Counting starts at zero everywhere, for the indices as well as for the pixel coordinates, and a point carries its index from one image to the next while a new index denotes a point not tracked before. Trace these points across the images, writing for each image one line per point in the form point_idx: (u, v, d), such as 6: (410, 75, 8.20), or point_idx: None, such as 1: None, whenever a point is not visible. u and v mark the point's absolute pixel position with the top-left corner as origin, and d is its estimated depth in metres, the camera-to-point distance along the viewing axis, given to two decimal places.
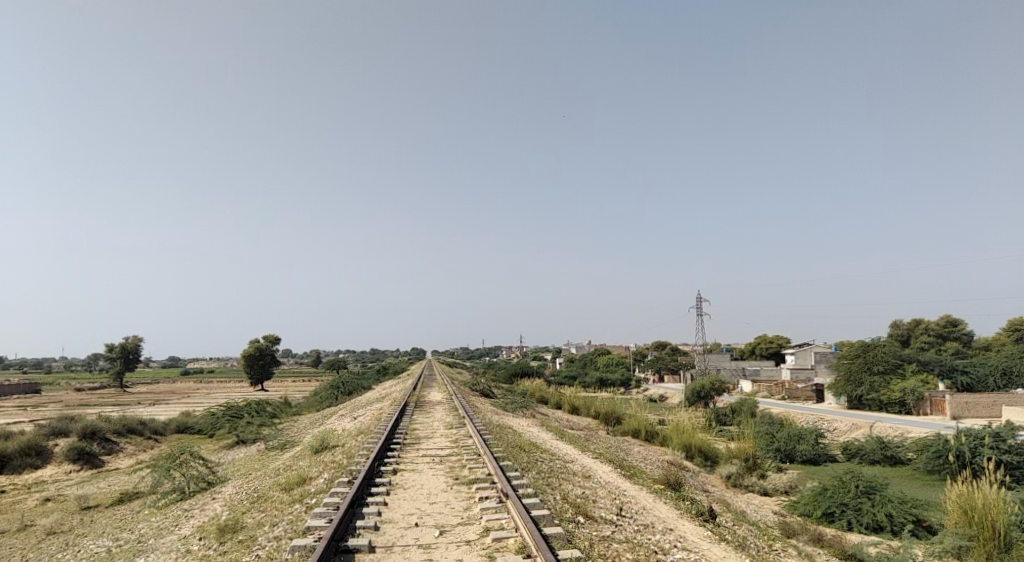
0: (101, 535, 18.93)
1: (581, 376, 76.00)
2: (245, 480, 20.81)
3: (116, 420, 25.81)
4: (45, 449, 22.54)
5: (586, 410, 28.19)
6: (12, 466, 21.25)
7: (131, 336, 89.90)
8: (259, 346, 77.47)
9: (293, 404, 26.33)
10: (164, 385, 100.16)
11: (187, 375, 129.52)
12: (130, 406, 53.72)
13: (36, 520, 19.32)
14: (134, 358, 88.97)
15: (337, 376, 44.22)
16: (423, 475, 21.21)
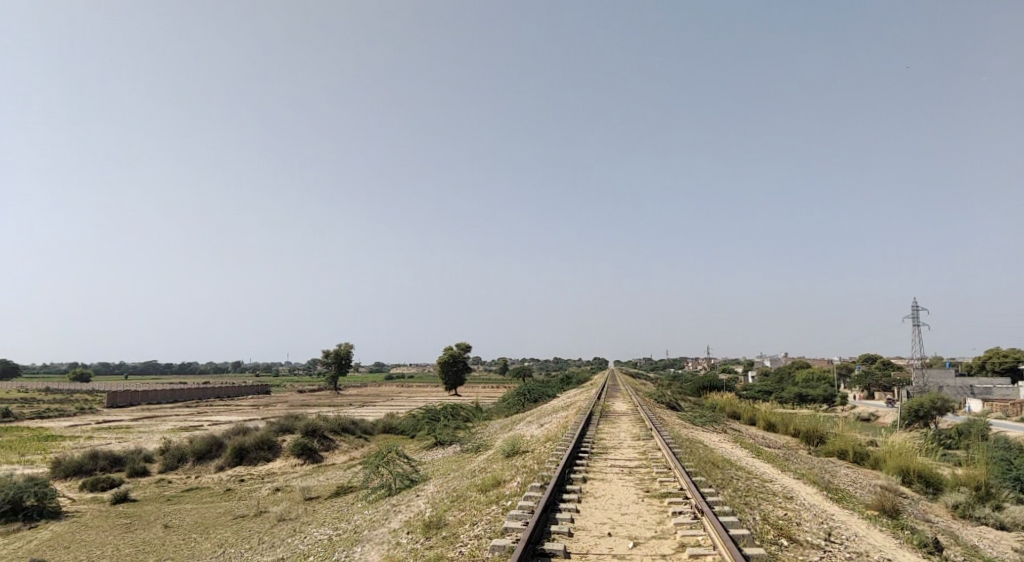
0: (322, 525, 20.80)
1: (776, 391, 72.27)
2: (445, 479, 22.02)
3: (332, 419, 28.50)
4: (276, 443, 25.56)
5: (783, 427, 26.89)
6: (250, 458, 24.51)
7: (343, 343, 99.86)
8: (453, 354, 81.70)
9: (484, 409, 27.58)
10: (370, 388, 110.20)
11: (391, 379, 143.64)
12: (343, 407, 59.74)
13: (269, 507, 21.62)
14: (347, 363, 99.02)
15: (527, 383, 46.04)
16: (613, 485, 21.05)
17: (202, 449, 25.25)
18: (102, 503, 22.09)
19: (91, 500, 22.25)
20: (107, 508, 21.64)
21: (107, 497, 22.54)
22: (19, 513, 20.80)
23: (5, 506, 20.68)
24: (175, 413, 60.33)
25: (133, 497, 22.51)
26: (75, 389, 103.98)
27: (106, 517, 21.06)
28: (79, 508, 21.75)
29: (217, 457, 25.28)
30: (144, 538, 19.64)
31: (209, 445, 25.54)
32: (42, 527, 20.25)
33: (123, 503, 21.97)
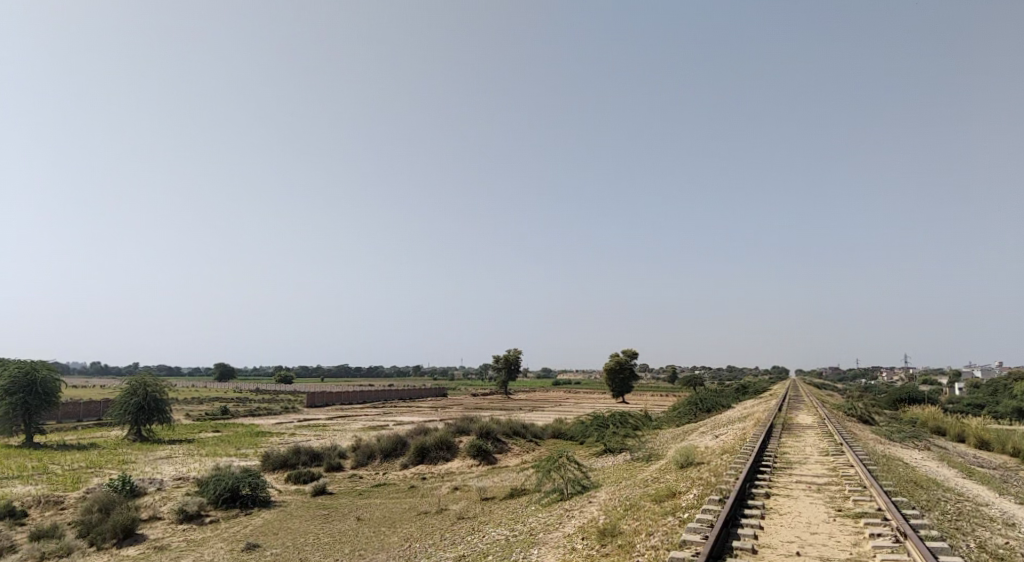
0: (499, 525, 21.12)
1: (993, 406, 64.58)
2: (617, 488, 21.87)
3: (505, 424, 32.05)
4: (453, 444, 28.80)
5: (1000, 446, 24.11)
6: (431, 456, 27.82)
7: (512, 349, 104.89)
8: (620, 361, 82.53)
9: (651, 419, 29.92)
10: (539, 393, 114.30)
11: (557, 385, 148.14)
12: (514, 411, 62.48)
13: (450, 505, 22.92)
14: (516, 368, 103.71)
15: (704, 392, 45.69)
16: (800, 502, 19.69)
17: (388, 447, 28.77)
18: (304, 494, 24.67)
19: (295, 492, 24.94)
20: (308, 500, 24.03)
21: (308, 490, 25.18)
22: (237, 500, 23.54)
23: (226, 493, 23.49)
24: (362, 413, 66.31)
25: (329, 491, 25.03)
26: (280, 390, 118.01)
27: (306, 508, 23.26)
28: (286, 499, 24.35)
29: (400, 455, 28.65)
30: (340, 529, 21.28)
31: (395, 443, 29.01)
32: (256, 515, 22.71)
33: (321, 495, 24.38)
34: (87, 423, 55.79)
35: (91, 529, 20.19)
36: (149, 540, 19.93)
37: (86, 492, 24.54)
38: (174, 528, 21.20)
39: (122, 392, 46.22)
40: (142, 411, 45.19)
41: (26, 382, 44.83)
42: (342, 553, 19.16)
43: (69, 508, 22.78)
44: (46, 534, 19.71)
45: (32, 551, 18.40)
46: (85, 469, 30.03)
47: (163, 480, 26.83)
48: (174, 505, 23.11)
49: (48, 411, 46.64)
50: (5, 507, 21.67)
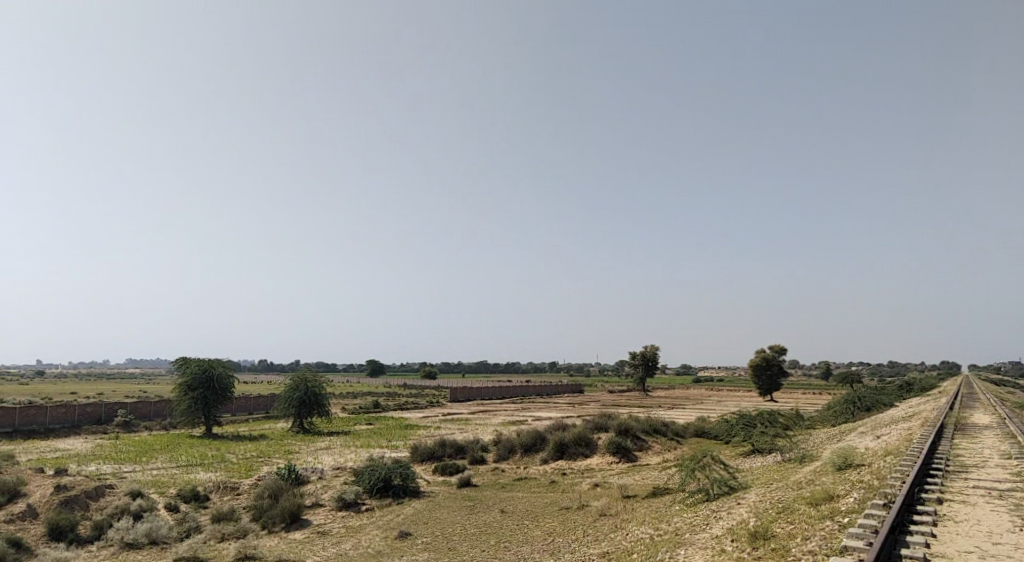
0: (643, 523, 20.52)
1: None
2: (767, 490, 20.45)
3: (644, 422, 31.31)
4: (592, 440, 28.63)
5: None
6: (570, 452, 27.90)
7: (649, 345, 102.52)
8: (767, 356, 77.73)
9: (803, 418, 27.80)
10: (678, 391, 110.64)
11: (698, 382, 142.62)
12: (652, 409, 61.04)
13: (590, 502, 22.79)
14: (654, 365, 101.25)
15: (866, 391, 41.68)
16: (978, 508, 17.11)
17: (528, 442, 29.23)
18: (450, 486, 25.77)
19: (442, 483, 26.12)
20: (455, 491, 25.06)
21: (453, 482, 26.25)
22: (389, 490, 25.09)
23: (379, 482, 25.14)
24: (501, 408, 68.19)
25: (473, 483, 25.96)
26: (428, 386, 124.94)
27: (453, 499, 24.28)
28: (433, 489, 25.60)
29: (539, 450, 29.00)
30: (486, 520, 21.94)
31: (534, 438, 29.40)
32: (406, 504, 24.06)
33: (467, 487, 25.35)
34: (259, 416, 62.62)
35: (263, 514, 22.47)
36: (313, 525, 21.84)
37: (258, 479, 27.41)
38: (333, 514, 23.04)
39: (285, 387, 51.28)
40: (303, 404, 49.82)
41: (205, 378, 51.30)
42: (488, 544, 19.71)
43: (244, 494, 25.57)
44: (225, 517, 22.21)
45: (216, 532, 20.81)
46: (257, 458, 33.64)
47: (323, 469, 29.32)
48: (333, 493, 25.12)
49: (225, 404, 52.89)
50: (192, 491, 24.78)
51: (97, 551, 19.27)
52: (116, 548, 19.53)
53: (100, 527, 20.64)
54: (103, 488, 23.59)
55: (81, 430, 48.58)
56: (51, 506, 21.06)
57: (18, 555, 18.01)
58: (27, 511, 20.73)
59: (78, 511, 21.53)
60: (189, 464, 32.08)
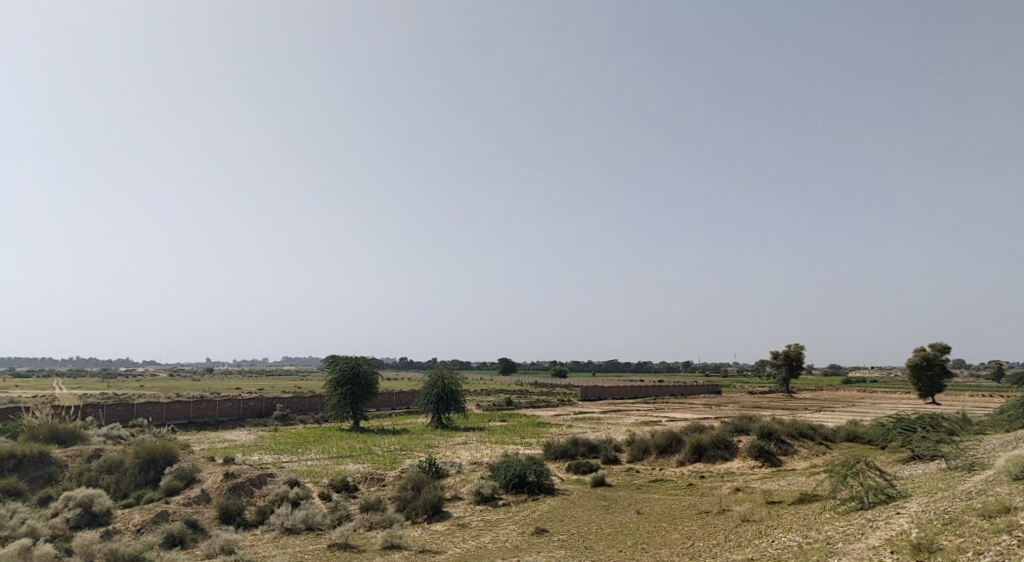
0: (790, 531, 19.00)
1: None
2: (931, 499, 18.21)
3: (788, 425, 29.23)
4: (732, 443, 27.21)
5: None
6: (708, 455, 26.68)
7: (792, 345, 95.72)
8: (928, 356, 69.55)
9: (973, 423, 24.65)
10: (827, 393, 102.28)
11: (850, 384, 130.98)
12: (796, 411, 56.96)
13: (733, 507, 21.59)
14: (798, 365, 94.36)
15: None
16: None
17: (663, 443, 28.37)
18: (585, 485, 25.67)
19: (576, 482, 26.11)
20: (590, 490, 24.90)
21: (587, 481, 26.13)
22: (525, 486, 25.46)
23: (515, 478, 25.57)
24: (633, 408, 66.92)
25: (607, 483, 25.69)
26: (560, 384, 125.87)
27: (588, 498, 24.14)
28: (568, 488, 25.64)
29: (676, 451, 28.04)
30: (622, 520, 21.60)
31: (670, 440, 28.48)
32: (542, 501, 24.30)
33: (601, 487, 25.12)
34: (401, 411, 66.41)
35: (407, 504, 23.70)
36: (453, 518, 22.71)
37: (400, 472, 28.96)
38: (472, 508, 23.79)
39: (424, 384, 53.87)
40: (441, 401, 52.05)
41: (353, 375, 55.25)
42: (625, 545, 19.37)
43: (388, 485, 27.16)
44: (373, 506, 23.71)
45: (364, 520, 22.29)
46: (400, 451, 35.63)
47: (461, 463, 30.42)
48: (471, 487, 25.92)
49: (371, 400, 56.57)
50: (342, 481, 26.71)
51: (261, 534, 21.37)
52: (278, 531, 21.58)
53: (264, 513, 22.92)
54: (265, 476, 26.05)
55: (249, 423, 54.17)
56: (222, 492, 23.65)
57: (196, 535, 20.71)
58: (202, 495, 23.48)
59: (245, 497, 23.98)
60: (339, 455, 34.65)
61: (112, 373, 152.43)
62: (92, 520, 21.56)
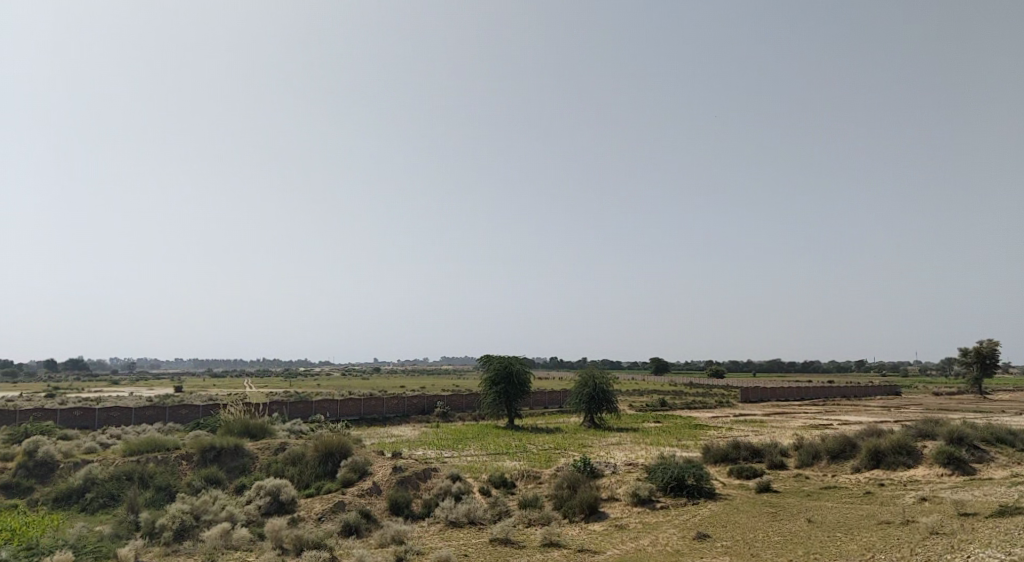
0: (988, 546, 16.31)
1: None
2: None
3: (985, 430, 25.52)
4: (916, 449, 24.26)
5: None
6: (887, 462, 23.98)
7: (986, 339, 82.95)
8: None
9: None
10: None
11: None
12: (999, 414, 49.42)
13: (918, 518, 19.15)
14: (993, 362, 81.45)
15: None
16: None
17: (835, 448, 25.98)
18: (749, 490, 24.21)
19: (739, 486, 24.73)
20: (754, 496, 23.43)
21: (751, 486, 24.63)
22: (683, 489, 24.53)
23: (672, 482, 24.74)
24: (803, 410, 62.05)
25: (775, 489, 23.99)
26: (720, 384, 120.30)
27: (753, 504, 22.74)
28: (730, 492, 24.34)
29: (852, 457, 25.53)
30: (790, 529, 20.03)
31: (843, 445, 26.05)
32: (703, 505, 23.29)
33: (767, 492, 23.56)
34: (555, 410, 67.38)
35: (563, 503, 23.91)
36: (611, 519, 22.51)
37: (556, 470, 29.31)
38: (630, 509, 23.43)
39: (576, 384, 54.11)
40: (593, 400, 51.88)
41: (507, 373, 56.94)
42: (796, 554, 17.97)
43: (544, 482, 27.62)
44: (531, 503, 24.27)
45: (523, 516, 22.90)
46: (555, 449, 36.10)
47: (616, 464, 30.06)
48: (628, 488, 25.53)
49: (525, 398, 57.90)
50: (500, 478, 27.60)
51: (428, 526, 22.70)
52: (442, 524, 22.78)
53: (429, 505, 24.33)
54: (430, 470, 27.70)
55: (412, 419, 57.97)
56: (391, 484, 25.51)
57: (369, 524, 22.58)
58: (374, 487, 25.50)
59: (411, 490, 25.66)
60: (496, 452, 35.86)
61: (299, 373, 170.62)
62: (280, 508, 24.28)
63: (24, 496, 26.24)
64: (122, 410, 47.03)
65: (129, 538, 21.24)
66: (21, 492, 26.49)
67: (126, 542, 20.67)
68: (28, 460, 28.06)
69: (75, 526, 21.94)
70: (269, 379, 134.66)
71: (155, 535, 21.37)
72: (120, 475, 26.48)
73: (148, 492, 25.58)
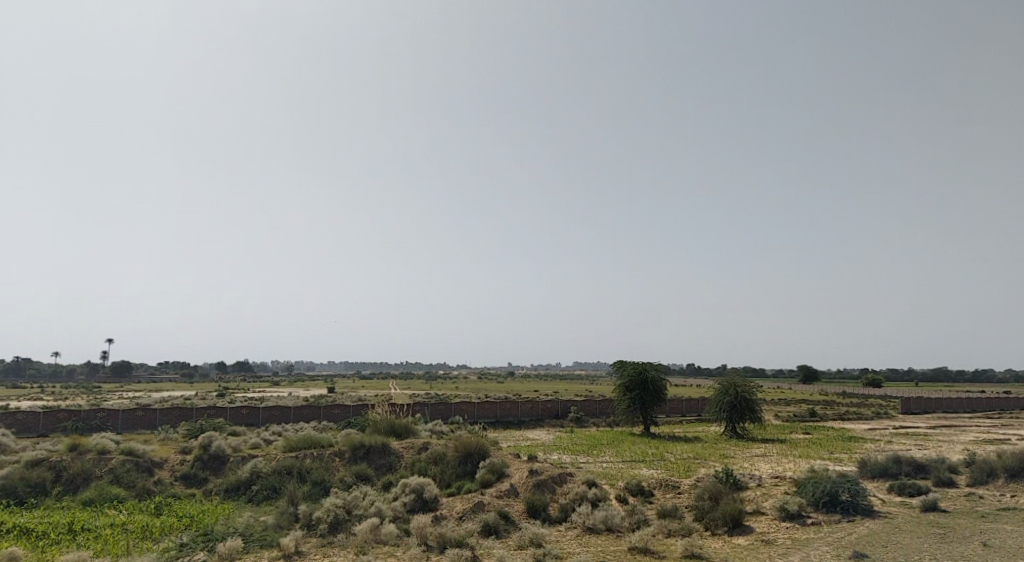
0: None
1: None
2: None
3: None
4: None
5: None
6: None
7: None
8: None
9: None
10: None
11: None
12: None
13: None
14: None
15: None
16: None
17: (1013, 466, 24.43)
18: (911, 508, 22.73)
19: (899, 504, 23.17)
20: (918, 514, 21.94)
21: (914, 504, 23.12)
22: (837, 505, 23.00)
23: (825, 496, 23.26)
24: (972, 424, 56.28)
25: (942, 509, 22.35)
26: (871, 393, 111.80)
27: (918, 524, 20.97)
28: (890, 510, 22.77)
29: None
30: (965, 553, 18.17)
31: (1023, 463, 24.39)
32: (859, 522, 21.69)
33: (934, 511, 21.92)
34: (692, 418, 65.63)
35: (705, 514, 23.10)
36: (757, 533, 21.44)
37: (696, 480, 28.37)
38: (778, 524, 22.15)
39: (716, 392, 52.81)
40: (734, 409, 50.11)
41: (641, 380, 56.16)
42: None
43: (684, 493, 26.80)
44: (671, 514, 23.60)
45: (663, 526, 22.32)
46: (694, 459, 35.07)
47: (761, 476, 28.70)
48: (775, 502, 24.17)
49: (661, 405, 56.76)
50: (638, 485, 27.17)
51: (565, 531, 22.66)
52: (581, 529, 22.70)
53: (566, 510, 24.24)
54: (565, 475, 27.73)
55: (548, 423, 58.40)
56: (528, 487, 25.85)
57: (508, 526, 22.87)
58: (512, 489, 25.95)
59: (548, 493, 25.80)
60: (634, 459, 35.41)
61: (426, 376, 178.08)
62: (424, 506, 25.19)
63: (201, 486, 29.01)
64: (281, 409, 50.99)
65: (289, 528, 22.81)
66: (198, 482, 29.24)
67: (287, 532, 22.22)
68: (204, 453, 30.88)
69: (243, 517, 23.92)
70: (404, 381, 141.06)
71: (312, 527, 22.91)
72: (281, 470, 28.66)
73: (306, 486, 27.48)
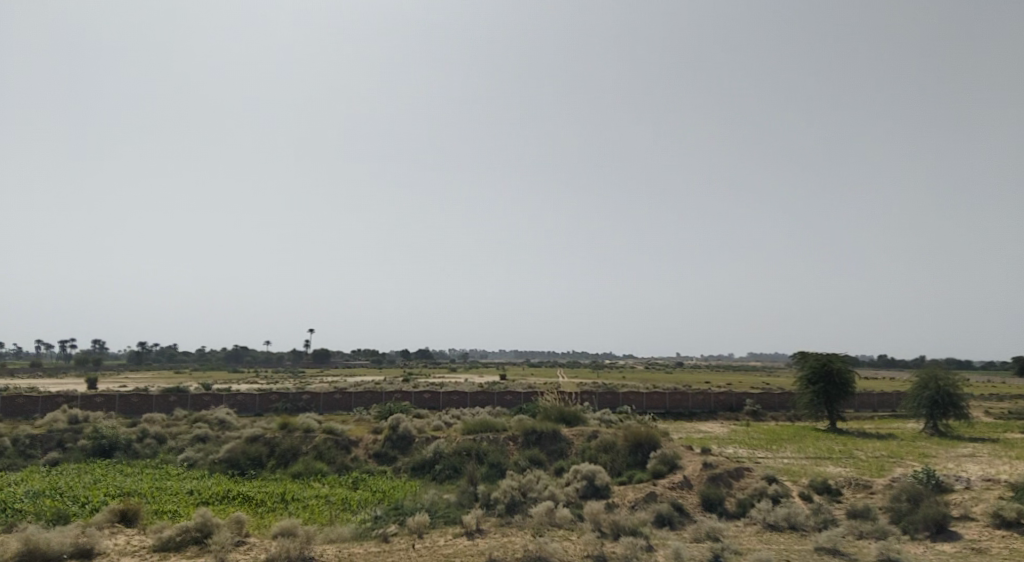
0: None
1: None
2: None
3: None
4: None
5: None
6: None
7: None
8: None
9: None
10: None
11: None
12: None
13: None
14: None
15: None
16: None
17: None
18: None
19: None
20: None
21: None
22: None
23: None
24: None
25: None
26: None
27: None
28: None
29: None
30: None
31: None
32: None
33: None
34: (884, 414, 59.98)
35: (902, 517, 21.17)
36: (966, 540, 19.24)
37: (891, 480, 25.91)
38: (991, 532, 19.80)
39: (913, 386, 48.04)
40: (935, 405, 45.32)
41: (824, 371, 52.65)
42: None
43: (876, 494, 24.62)
44: (862, 514, 21.81)
45: (853, 527, 20.72)
46: (889, 458, 32.04)
47: (969, 479, 25.62)
48: (988, 507, 21.49)
49: (848, 400, 52.63)
50: (823, 484, 25.32)
51: (744, 526, 21.86)
52: (761, 526, 21.69)
53: (744, 505, 23.47)
54: (742, 469, 26.48)
55: (721, 415, 56.29)
56: (702, 480, 25.20)
57: (682, 518, 22.49)
58: (684, 481, 25.38)
59: (724, 488, 24.98)
60: (819, 456, 33.10)
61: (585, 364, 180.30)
62: (596, 492, 25.51)
63: (391, 463, 31.36)
64: (460, 394, 53.73)
65: (470, 506, 24.02)
66: (389, 460, 31.61)
67: (468, 509, 23.40)
68: (393, 433, 33.38)
69: (430, 493, 25.51)
70: (570, 368, 144.05)
71: (491, 506, 23.94)
72: (462, 451, 30.41)
73: (483, 468, 28.92)
